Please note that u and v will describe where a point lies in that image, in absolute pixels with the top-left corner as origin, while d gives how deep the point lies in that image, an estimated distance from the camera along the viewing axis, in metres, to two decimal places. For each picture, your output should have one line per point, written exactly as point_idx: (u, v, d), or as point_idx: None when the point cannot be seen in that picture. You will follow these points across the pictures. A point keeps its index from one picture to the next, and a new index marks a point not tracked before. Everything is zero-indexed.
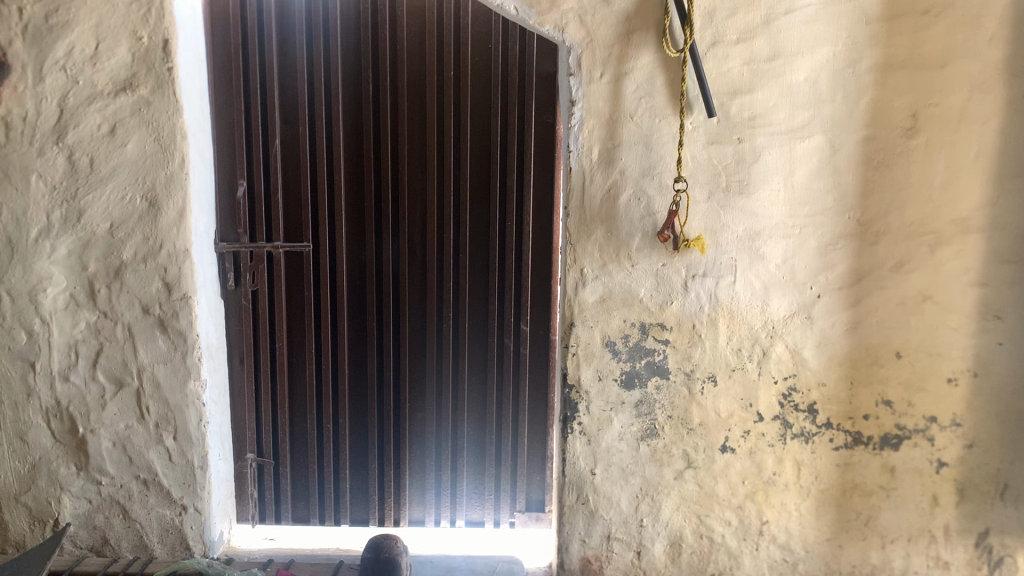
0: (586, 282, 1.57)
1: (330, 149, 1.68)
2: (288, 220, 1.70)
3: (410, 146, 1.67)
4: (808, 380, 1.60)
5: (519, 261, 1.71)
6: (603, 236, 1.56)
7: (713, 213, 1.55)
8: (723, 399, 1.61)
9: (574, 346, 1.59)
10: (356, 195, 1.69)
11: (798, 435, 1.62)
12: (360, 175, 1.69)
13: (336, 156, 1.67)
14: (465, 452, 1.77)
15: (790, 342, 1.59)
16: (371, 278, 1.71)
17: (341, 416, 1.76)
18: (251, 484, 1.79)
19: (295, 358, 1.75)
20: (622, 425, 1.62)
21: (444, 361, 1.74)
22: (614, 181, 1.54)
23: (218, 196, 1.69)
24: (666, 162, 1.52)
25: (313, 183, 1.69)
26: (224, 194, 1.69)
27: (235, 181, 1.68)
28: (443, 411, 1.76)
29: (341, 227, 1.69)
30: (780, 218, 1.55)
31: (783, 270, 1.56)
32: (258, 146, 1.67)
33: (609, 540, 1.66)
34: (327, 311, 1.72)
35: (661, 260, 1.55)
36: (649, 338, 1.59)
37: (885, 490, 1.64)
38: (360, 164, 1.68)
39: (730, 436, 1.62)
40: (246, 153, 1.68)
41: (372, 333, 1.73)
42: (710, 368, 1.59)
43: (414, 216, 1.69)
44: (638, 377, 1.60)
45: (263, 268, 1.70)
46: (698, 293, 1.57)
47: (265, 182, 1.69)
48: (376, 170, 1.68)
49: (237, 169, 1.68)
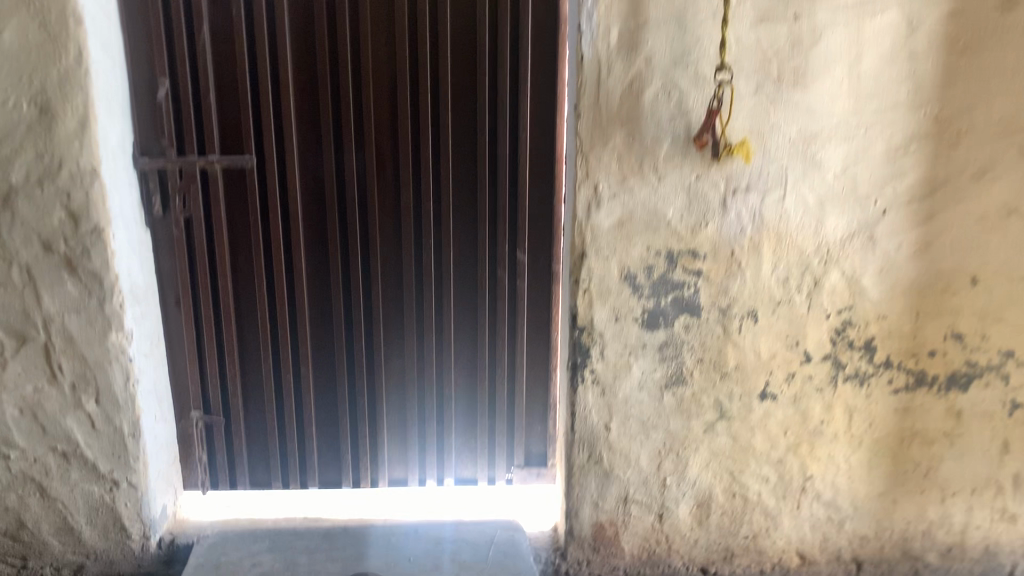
0: (600, 203, 1.26)
1: (272, 36, 1.32)
2: (225, 129, 1.36)
3: (374, 32, 1.33)
4: (866, 314, 1.32)
5: (513, 174, 1.39)
6: (623, 143, 1.24)
7: (760, 111, 1.24)
8: (765, 338, 1.33)
9: (586, 281, 1.29)
10: (307, 94, 1.35)
11: (851, 377, 1.36)
12: (311, 71, 1.34)
13: (281, 46, 1.32)
14: (453, 402, 1.50)
15: (847, 268, 1.30)
16: (331, 199, 1.39)
17: (302, 365, 1.47)
18: (199, 446, 1.50)
19: (242, 296, 1.44)
20: (643, 371, 1.34)
21: (425, 299, 1.44)
22: (638, 72, 1.22)
23: (132, 98, 1.33)
24: (705, 47, 1.21)
25: (253, 82, 1.34)
26: (140, 96, 1.33)
27: (154, 79, 1.32)
28: (425, 355, 1.47)
29: (291, 138, 1.36)
30: (842, 116, 1.24)
31: (843, 181, 1.27)
32: (179, 33, 1.31)
33: (626, 503, 1.40)
34: (279, 240, 1.40)
35: (694, 172, 1.25)
36: (678, 269, 1.29)
37: (949, 438, 1.39)
38: (311, 55, 1.33)
39: (771, 381, 1.35)
40: (164, 42, 1.31)
41: (336, 268, 1.42)
42: (750, 302, 1.31)
43: (382, 121, 1.36)
44: (663, 316, 1.31)
45: (195, 190, 1.37)
46: (739, 212, 1.27)
47: (192, 79, 1.33)
48: (331, 65, 1.34)
49: (155, 64, 1.32)
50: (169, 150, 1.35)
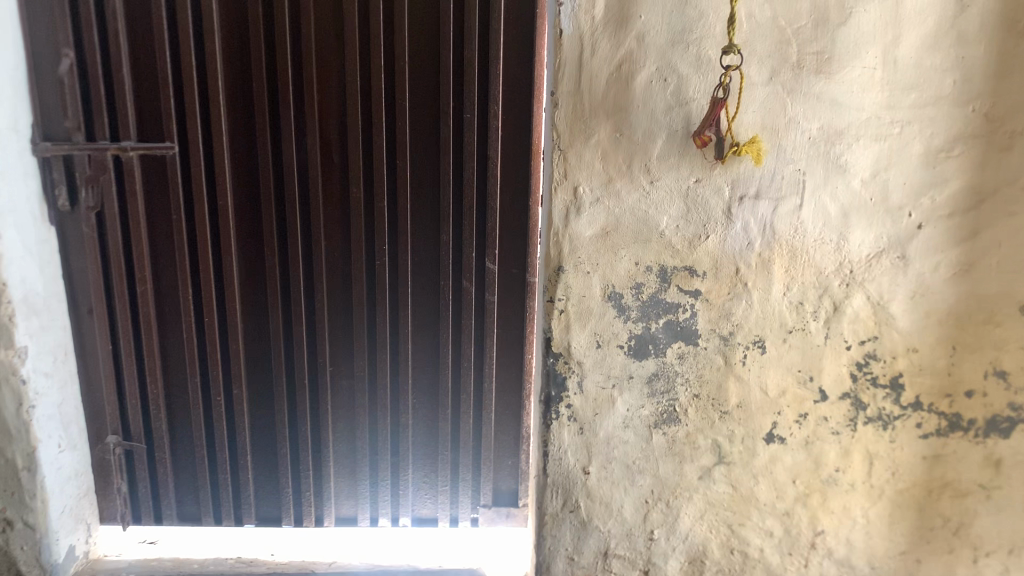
0: (580, 209, 1.06)
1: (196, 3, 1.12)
2: (144, 110, 1.16)
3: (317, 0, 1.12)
4: (893, 346, 1.11)
5: (482, 171, 1.19)
6: (609, 138, 1.04)
7: (775, 103, 1.03)
8: (773, 372, 1.12)
9: (563, 301, 1.09)
10: (239, 73, 1.15)
11: (874, 420, 1.15)
12: (242, 45, 1.14)
13: (206, 13, 1.11)
14: (410, 432, 1.30)
15: (873, 292, 1.09)
16: (268, 197, 1.18)
17: (236, 385, 1.27)
18: (118, 475, 1.31)
19: (166, 304, 1.25)
20: (628, 407, 1.13)
21: (377, 313, 1.24)
22: (628, 53, 1.01)
23: (31, 72, 1.12)
24: (710, 24, 1.00)
25: (174, 57, 1.14)
26: (42, 71, 1.13)
27: (58, 52, 1.12)
28: (377, 378, 1.28)
29: (220, 123, 1.15)
30: (873, 111, 1.03)
31: (871, 189, 1.06)
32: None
33: (606, 558, 1.19)
34: (207, 241, 1.21)
35: (693, 174, 1.04)
36: (671, 289, 1.08)
37: (985, 490, 1.15)
38: (243, 26, 1.13)
39: (779, 422, 1.14)
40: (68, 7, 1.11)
41: (273, 275, 1.22)
42: (757, 330, 1.10)
43: (328, 105, 1.16)
44: (653, 343, 1.10)
45: (108, 180, 1.17)
46: (746, 223, 1.06)
47: (102, 51, 1.13)
48: (266, 38, 1.13)
49: (59, 34, 1.11)
50: (76, 134, 1.15)
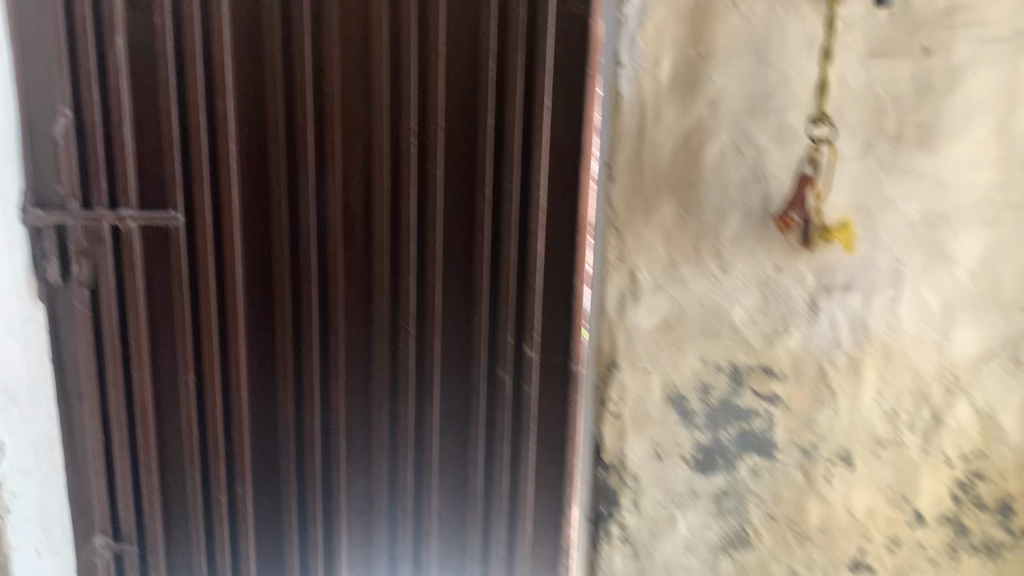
0: (639, 297, 0.92)
1: (207, 57, 1.00)
2: (146, 176, 1.03)
3: (341, 57, 1.00)
4: (1004, 463, 0.91)
5: (523, 248, 1.04)
6: (674, 218, 0.89)
7: (869, 181, 0.88)
8: (860, 491, 0.94)
9: (616, 403, 0.94)
10: (252, 137, 1.02)
11: (980, 550, 0.93)
12: (257, 105, 1.01)
13: (218, 71, 0.99)
14: (435, 539, 1.14)
15: (982, 403, 0.91)
16: (282, 271, 1.06)
17: (239, 482, 1.13)
18: None
19: (165, 394, 1.10)
20: (691, 528, 0.97)
21: (401, 403, 1.10)
22: (697, 122, 0.87)
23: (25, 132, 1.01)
24: (794, 90, 0.85)
25: (180, 117, 1.01)
26: (38, 130, 1.01)
27: (55, 109, 1.00)
28: (399, 475, 1.13)
29: (229, 191, 1.03)
30: (983, 193, 0.87)
31: (983, 282, 0.88)
32: (86, 50, 0.98)
33: None
34: (213, 320, 1.07)
35: (772, 261, 0.89)
36: (745, 392, 0.93)
37: None
38: (259, 84, 1.01)
39: (866, 549, 0.95)
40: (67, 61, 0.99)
41: (285, 359, 1.08)
42: (844, 442, 0.94)
43: (350, 172, 1.03)
44: (721, 454, 0.95)
45: (106, 253, 1.04)
46: (833, 317, 0.91)
47: (102, 110, 1.01)
48: (284, 99, 1.01)
49: (58, 89, 0.99)
50: (70, 202, 1.02)
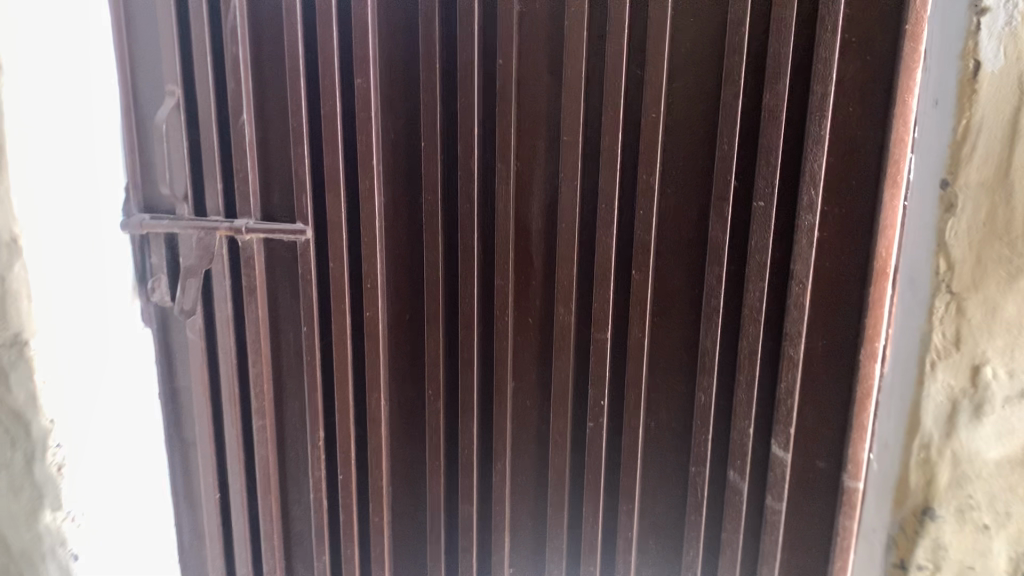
0: (983, 408, 0.55)
1: (346, 22, 0.74)
2: (272, 175, 0.79)
3: (526, 17, 0.71)
4: None
5: (777, 299, 0.70)
6: None
7: None
8: None
9: (925, 571, 0.57)
10: (405, 128, 0.75)
11: None
12: (410, 85, 0.74)
13: (356, 35, 0.73)
14: None
15: None
16: (434, 312, 0.77)
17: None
18: None
19: (291, 451, 0.86)
20: None
21: (587, 501, 0.77)
22: None
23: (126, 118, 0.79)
24: None
25: (315, 101, 0.76)
26: (142, 116, 0.80)
27: (162, 88, 0.79)
28: None
29: (370, 199, 0.76)
30: None
31: None
32: (197, 11, 0.75)
33: None
34: (346, 370, 0.81)
35: None
36: None
37: None
38: (415, 55, 0.74)
39: None
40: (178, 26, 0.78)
41: (435, 427, 0.80)
42: None
43: (530, 176, 0.73)
44: None
45: (218, 272, 0.81)
46: None
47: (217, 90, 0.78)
48: (446, 76, 0.73)
49: (166, 63, 0.78)
50: (186, 208, 0.81)
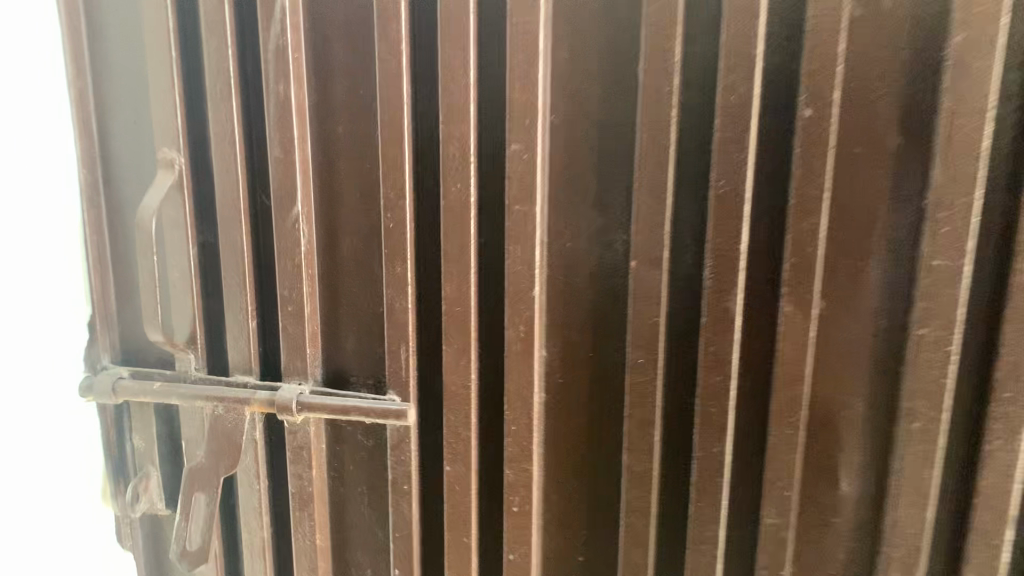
0: None
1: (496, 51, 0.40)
2: (346, 308, 0.45)
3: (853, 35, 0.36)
4: None
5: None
6: None
7: None
8: None
9: None
10: (601, 239, 0.40)
11: None
12: (614, 162, 0.39)
13: (508, 61, 0.39)
14: None
15: None
16: (639, 562, 0.42)
17: None
18: None
19: None
20: None
21: None
22: None
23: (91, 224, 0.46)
24: None
25: (432, 187, 0.42)
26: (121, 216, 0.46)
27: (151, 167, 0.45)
28: None
29: (523, 358, 0.41)
30: None
31: None
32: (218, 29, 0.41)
33: None
34: None
35: None
36: None
37: None
38: (627, 106, 0.39)
39: None
40: (182, 56, 0.43)
41: None
42: None
43: (848, 331, 0.38)
44: None
45: (248, 471, 0.47)
46: None
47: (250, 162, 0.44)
48: (686, 147, 0.38)
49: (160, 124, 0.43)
50: (196, 359, 0.46)
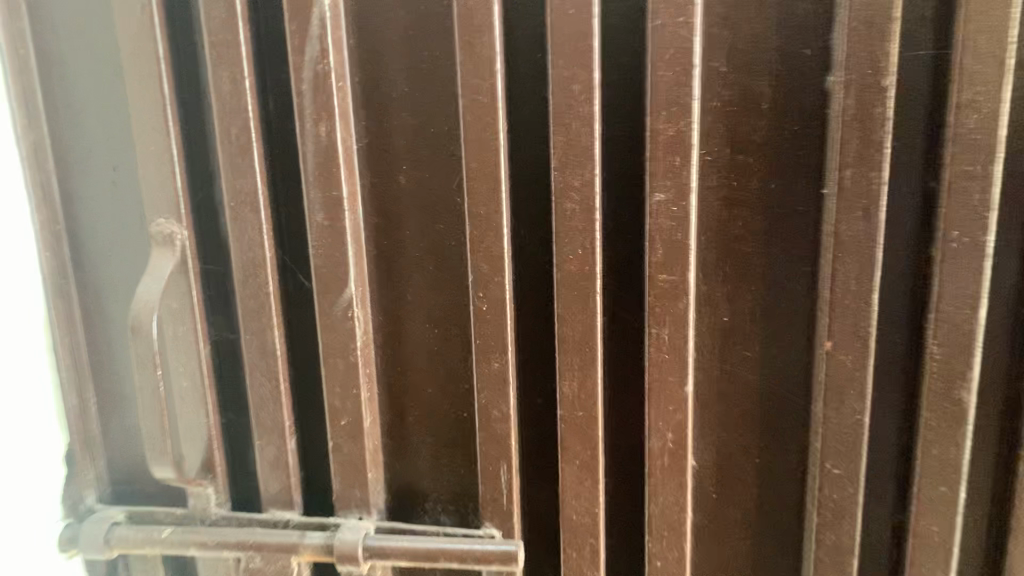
0: None
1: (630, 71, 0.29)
2: (417, 413, 0.34)
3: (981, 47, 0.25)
4: None
5: None
6: None
7: None
8: None
9: None
10: (771, 314, 0.30)
11: None
12: (793, 211, 0.29)
13: (650, 84, 0.28)
14: None
15: None
16: None
17: None
18: None
19: None
20: None
21: None
22: None
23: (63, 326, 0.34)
24: None
25: (538, 254, 0.31)
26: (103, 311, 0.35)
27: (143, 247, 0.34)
28: None
29: (673, 474, 0.31)
30: None
31: None
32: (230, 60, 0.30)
33: None
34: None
35: None
36: None
37: None
38: (812, 136, 0.28)
39: None
40: (180, 102, 0.32)
41: None
42: None
43: None
44: None
45: None
46: None
47: (278, 229, 0.33)
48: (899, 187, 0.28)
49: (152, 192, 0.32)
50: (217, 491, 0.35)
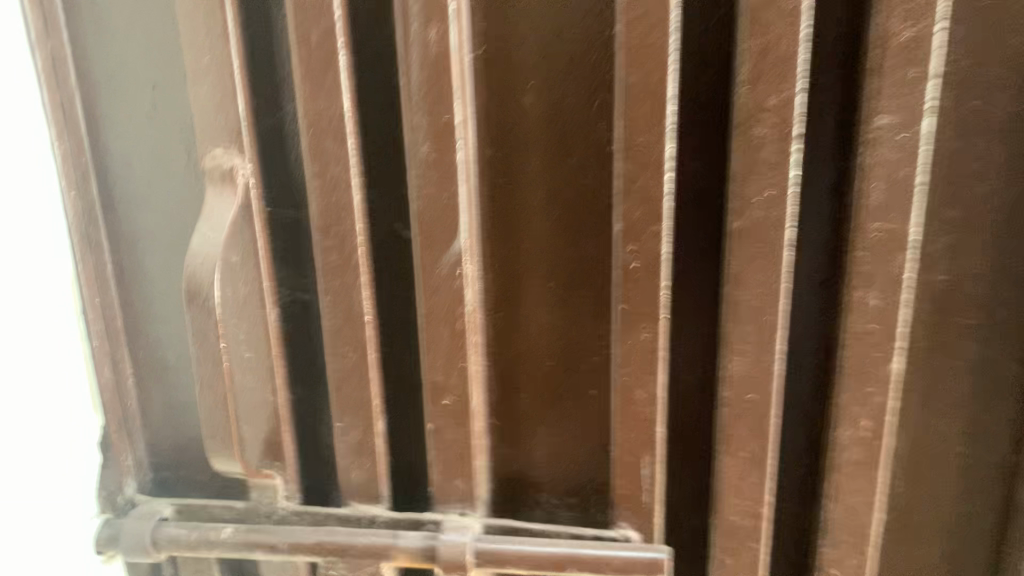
0: None
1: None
2: (533, 392, 0.28)
3: None
4: None
5: None
6: None
7: None
8: None
9: None
10: (1001, 274, 0.24)
11: None
12: None
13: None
14: None
15: None
16: None
17: None
18: None
19: None
20: None
21: None
22: None
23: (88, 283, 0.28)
24: None
25: (705, 196, 0.24)
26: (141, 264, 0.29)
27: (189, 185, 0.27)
28: None
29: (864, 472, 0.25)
30: None
31: None
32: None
33: None
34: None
35: None
36: None
37: None
38: None
39: None
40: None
41: None
42: None
43: None
44: None
45: None
46: None
47: (365, 162, 0.26)
48: None
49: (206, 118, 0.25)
50: (287, 482, 0.29)
